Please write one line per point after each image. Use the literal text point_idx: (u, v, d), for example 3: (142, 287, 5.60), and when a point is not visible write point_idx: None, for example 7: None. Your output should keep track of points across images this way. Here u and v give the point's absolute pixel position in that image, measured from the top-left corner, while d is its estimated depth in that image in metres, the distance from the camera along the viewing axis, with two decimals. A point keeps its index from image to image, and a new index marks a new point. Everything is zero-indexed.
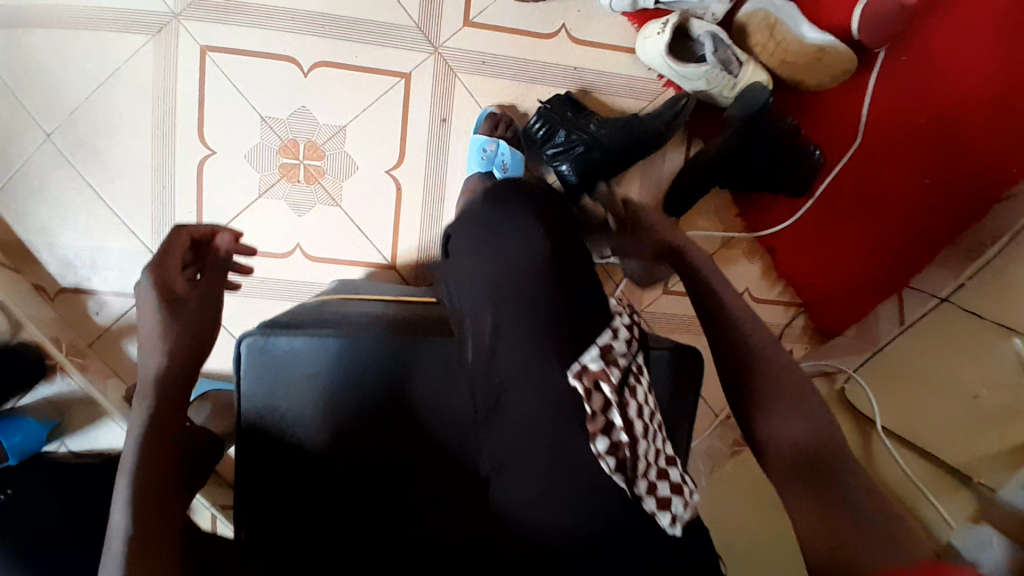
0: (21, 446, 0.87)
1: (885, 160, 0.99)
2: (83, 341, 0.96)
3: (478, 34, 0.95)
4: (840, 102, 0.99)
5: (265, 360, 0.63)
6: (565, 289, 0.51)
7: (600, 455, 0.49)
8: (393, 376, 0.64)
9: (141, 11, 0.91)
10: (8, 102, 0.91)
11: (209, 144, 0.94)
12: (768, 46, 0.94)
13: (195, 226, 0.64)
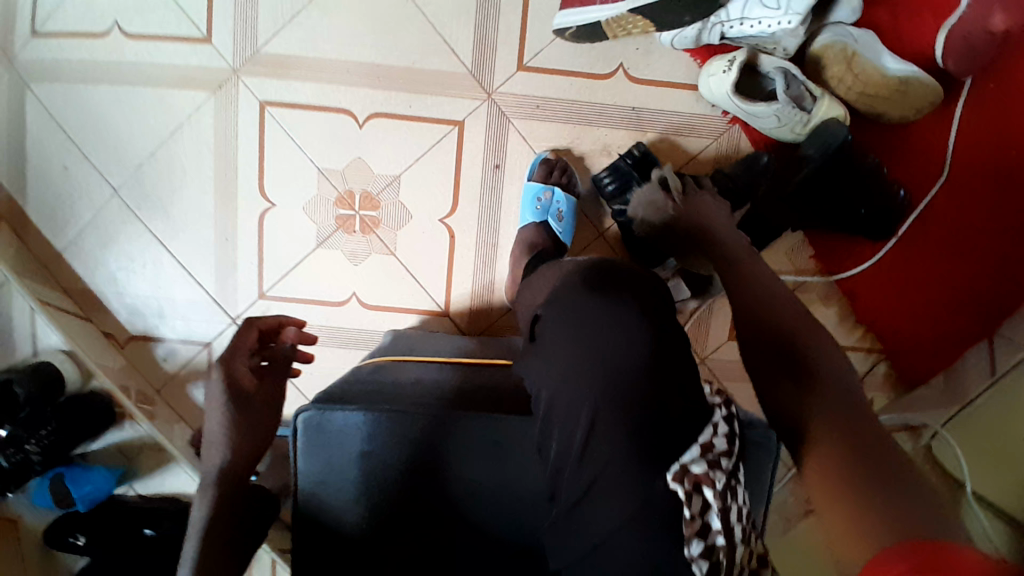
0: (88, 496, 0.89)
1: (975, 206, 0.90)
2: (152, 387, 0.98)
3: (532, 78, 0.93)
4: (924, 134, 0.90)
5: (322, 436, 0.63)
6: (670, 391, 0.48)
7: (694, 559, 0.44)
8: (452, 458, 0.63)
9: (203, 68, 0.93)
10: (78, 158, 0.95)
11: (269, 197, 0.96)
12: (844, 78, 0.85)
13: (264, 320, 0.73)
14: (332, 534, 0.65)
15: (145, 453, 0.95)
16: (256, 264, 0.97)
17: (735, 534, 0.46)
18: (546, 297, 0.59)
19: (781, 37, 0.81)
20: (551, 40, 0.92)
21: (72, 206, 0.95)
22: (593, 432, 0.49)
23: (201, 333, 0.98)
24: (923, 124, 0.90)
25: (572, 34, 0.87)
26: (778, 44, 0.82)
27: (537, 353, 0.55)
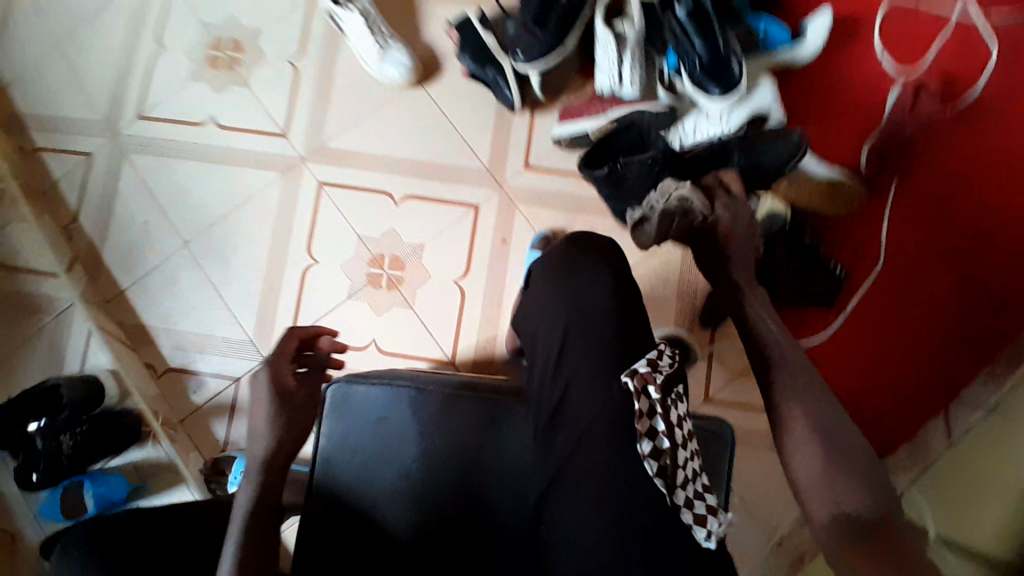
0: (102, 495, 0.96)
1: (900, 297, 1.10)
2: (176, 418, 1.05)
3: (536, 174, 1.17)
4: (858, 235, 1.12)
5: (347, 404, 0.76)
6: (632, 332, 0.66)
7: (645, 456, 0.59)
8: (457, 432, 0.74)
9: (276, 155, 1.16)
10: (158, 216, 1.14)
11: (312, 256, 1.13)
12: (784, 178, 1.07)
13: (306, 330, 0.84)
14: (346, 496, 0.74)
15: (159, 472, 1.02)
16: (292, 311, 1.11)
17: (680, 440, 0.60)
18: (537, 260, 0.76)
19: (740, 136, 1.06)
20: (551, 148, 1.17)
21: (142, 253, 1.13)
22: (565, 356, 0.66)
23: (232, 369, 1.07)
24: (856, 227, 1.12)
25: (566, 143, 1.11)
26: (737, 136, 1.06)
27: (526, 322, 0.73)
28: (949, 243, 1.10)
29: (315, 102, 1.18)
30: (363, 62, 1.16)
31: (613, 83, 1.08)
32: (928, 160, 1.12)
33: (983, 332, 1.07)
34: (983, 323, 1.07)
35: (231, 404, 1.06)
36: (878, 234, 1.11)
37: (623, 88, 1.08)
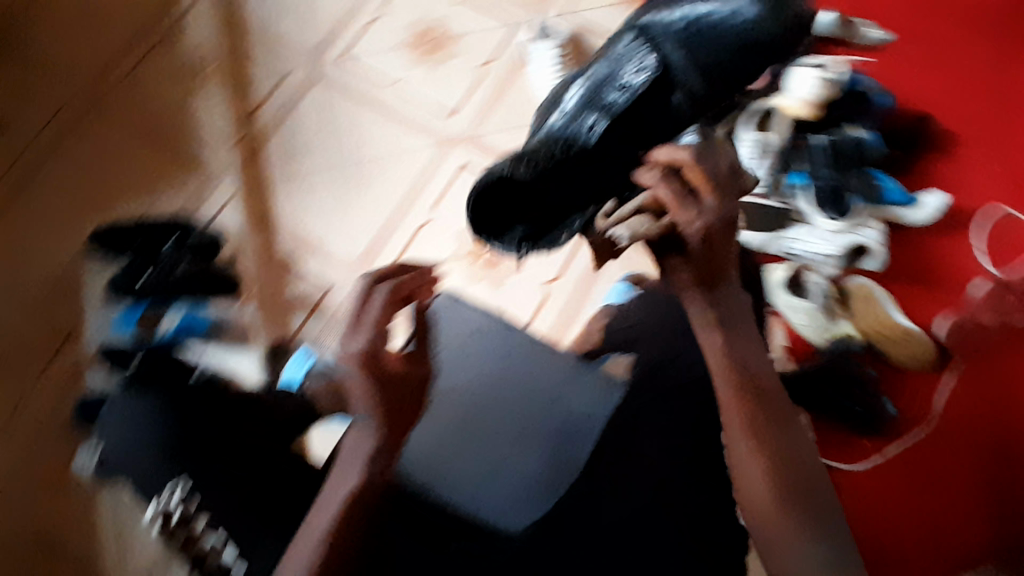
0: (185, 326, 1.06)
1: (930, 465, 1.11)
2: (266, 293, 1.19)
3: None
4: (916, 390, 1.15)
5: (456, 318, 0.91)
6: None
7: None
8: (543, 413, 0.83)
9: (438, 127, 1.31)
10: (324, 136, 1.30)
11: (432, 214, 1.25)
12: (866, 314, 1.15)
13: (405, 279, 0.70)
14: (446, 402, 0.82)
15: (231, 329, 1.15)
16: (396, 252, 1.22)
17: None
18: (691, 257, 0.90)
19: (681, 74, 0.89)
20: None
21: (296, 158, 1.28)
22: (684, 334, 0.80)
23: (331, 277, 1.20)
24: (915, 383, 1.16)
25: None
26: (684, 80, 0.90)
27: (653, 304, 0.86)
28: (998, 434, 1.11)
29: (484, 101, 1.33)
30: (539, 83, 1.33)
31: None
32: (1002, 351, 1.15)
33: (1010, 537, 1.04)
34: (1011, 525, 1.05)
35: (314, 304, 1.18)
36: (934, 397, 1.14)
37: None
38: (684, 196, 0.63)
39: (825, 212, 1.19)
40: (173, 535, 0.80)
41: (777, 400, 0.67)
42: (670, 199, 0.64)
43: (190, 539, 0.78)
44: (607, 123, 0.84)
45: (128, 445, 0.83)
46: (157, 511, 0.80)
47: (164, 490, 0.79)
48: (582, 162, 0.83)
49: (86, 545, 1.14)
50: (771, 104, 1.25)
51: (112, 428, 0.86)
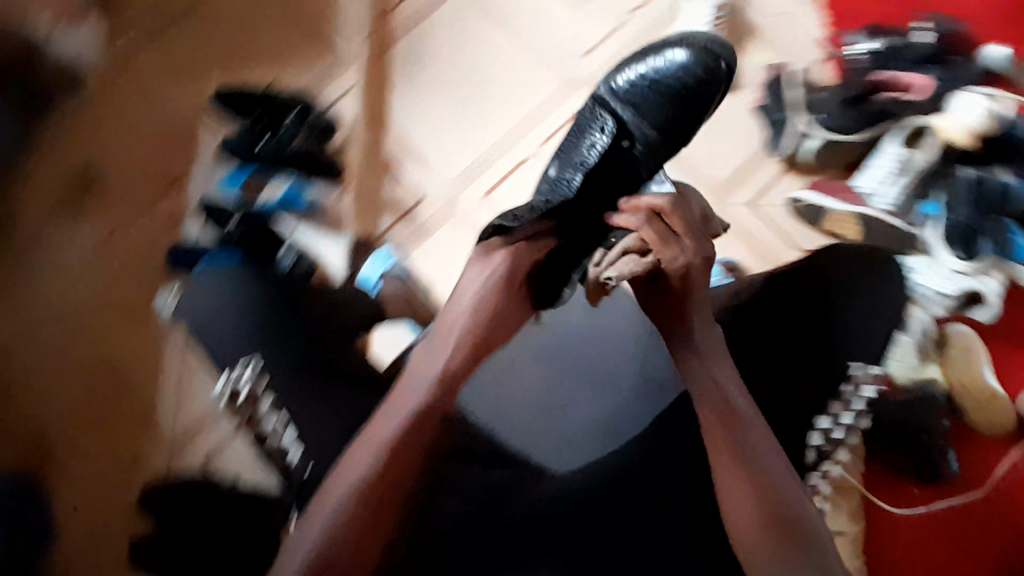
0: (287, 200, 1.14)
1: (969, 532, 1.07)
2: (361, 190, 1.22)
3: (756, 212, 1.23)
4: (978, 453, 1.10)
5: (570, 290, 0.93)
6: None
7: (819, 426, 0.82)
8: (596, 379, 0.86)
9: (568, 65, 1.27)
10: (453, 47, 1.28)
11: (540, 151, 1.22)
12: (963, 368, 1.07)
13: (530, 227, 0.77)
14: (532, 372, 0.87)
15: (322, 215, 1.19)
16: (495, 181, 1.21)
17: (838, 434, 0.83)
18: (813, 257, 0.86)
19: (633, 129, 0.83)
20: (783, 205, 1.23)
21: (421, 64, 1.28)
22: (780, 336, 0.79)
23: (425, 189, 1.22)
24: (978, 445, 1.10)
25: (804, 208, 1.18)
26: (637, 133, 0.84)
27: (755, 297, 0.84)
28: None
29: (622, 50, 1.28)
30: None
31: (873, 190, 1.15)
32: None
33: None
34: None
35: (406, 210, 1.21)
36: (994, 464, 1.09)
37: (873, 199, 1.15)
38: (667, 236, 0.74)
39: (951, 246, 1.12)
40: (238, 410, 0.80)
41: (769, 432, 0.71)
42: (653, 239, 0.74)
43: (257, 417, 0.79)
44: (586, 176, 0.79)
45: (213, 319, 0.82)
46: (228, 387, 0.79)
47: (236, 366, 0.78)
48: (570, 212, 0.79)
49: (151, 374, 1.28)
50: (928, 122, 1.16)
51: (193, 304, 0.84)
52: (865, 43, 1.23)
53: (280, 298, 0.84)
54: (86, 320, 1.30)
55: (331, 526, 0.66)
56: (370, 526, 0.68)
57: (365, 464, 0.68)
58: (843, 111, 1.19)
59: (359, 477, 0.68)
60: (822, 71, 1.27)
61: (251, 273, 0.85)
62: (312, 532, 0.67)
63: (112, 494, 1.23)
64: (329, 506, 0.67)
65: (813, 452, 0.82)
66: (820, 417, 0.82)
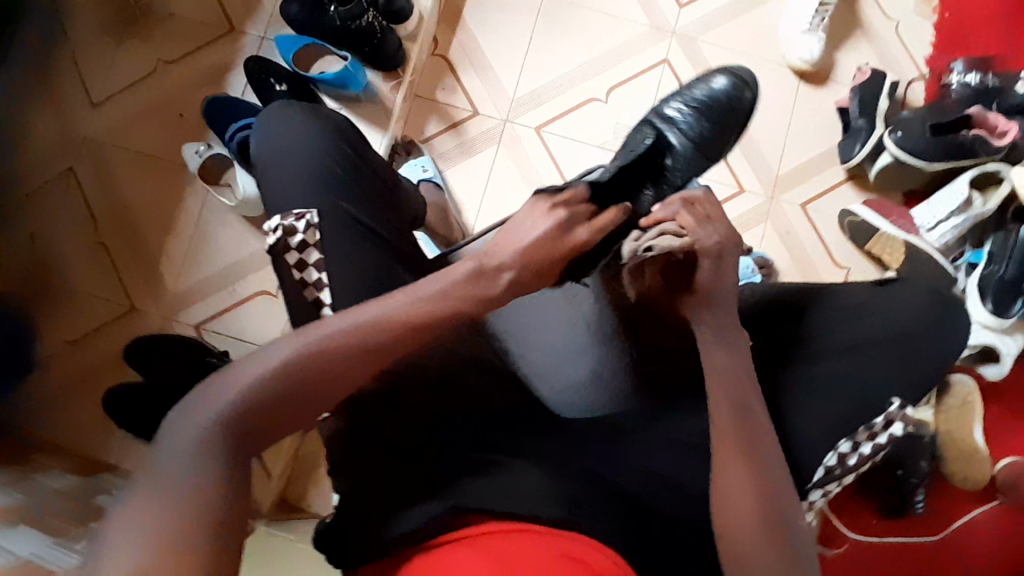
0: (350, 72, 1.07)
1: (915, 571, 1.09)
2: (417, 89, 1.19)
3: (803, 215, 1.20)
4: (943, 502, 1.11)
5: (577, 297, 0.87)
6: (832, 352, 0.76)
7: (837, 449, 0.73)
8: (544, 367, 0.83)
9: (659, 12, 1.22)
10: None
11: (607, 95, 1.19)
12: (956, 422, 1.08)
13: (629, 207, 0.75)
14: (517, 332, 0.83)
15: (369, 102, 1.14)
16: (554, 113, 1.18)
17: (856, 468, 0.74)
18: (871, 284, 0.82)
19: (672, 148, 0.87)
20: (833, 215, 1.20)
21: None
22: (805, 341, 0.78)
23: (483, 104, 1.19)
24: (948, 495, 1.11)
25: (855, 222, 1.15)
26: (673, 149, 0.87)
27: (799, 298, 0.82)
28: None
29: (717, 11, 1.23)
30: (782, 22, 1.22)
31: (928, 223, 1.14)
32: None
33: None
34: None
35: (456, 122, 1.18)
36: (956, 518, 1.10)
37: (927, 232, 1.15)
38: (701, 219, 0.73)
39: (983, 299, 1.08)
40: (280, 255, 0.71)
41: (764, 436, 0.65)
42: (690, 220, 0.73)
43: (298, 269, 0.71)
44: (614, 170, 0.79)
45: (284, 163, 0.76)
46: (280, 227, 0.71)
47: (293, 212, 0.72)
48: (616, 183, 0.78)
49: (167, 226, 1.28)
50: (1003, 169, 1.11)
51: (269, 136, 0.78)
52: (965, 74, 1.19)
53: (359, 166, 0.79)
54: (116, 155, 1.29)
55: (266, 386, 0.54)
56: (318, 398, 0.56)
57: (333, 332, 0.57)
58: (921, 133, 1.12)
59: (319, 351, 0.56)
60: (918, 90, 1.25)
61: (343, 132, 0.80)
62: (240, 380, 0.53)
63: (105, 331, 1.24)
64: (271, 366, 0.55)
65: (822, 468, 0.73)
66: (844, 439, 0.73)
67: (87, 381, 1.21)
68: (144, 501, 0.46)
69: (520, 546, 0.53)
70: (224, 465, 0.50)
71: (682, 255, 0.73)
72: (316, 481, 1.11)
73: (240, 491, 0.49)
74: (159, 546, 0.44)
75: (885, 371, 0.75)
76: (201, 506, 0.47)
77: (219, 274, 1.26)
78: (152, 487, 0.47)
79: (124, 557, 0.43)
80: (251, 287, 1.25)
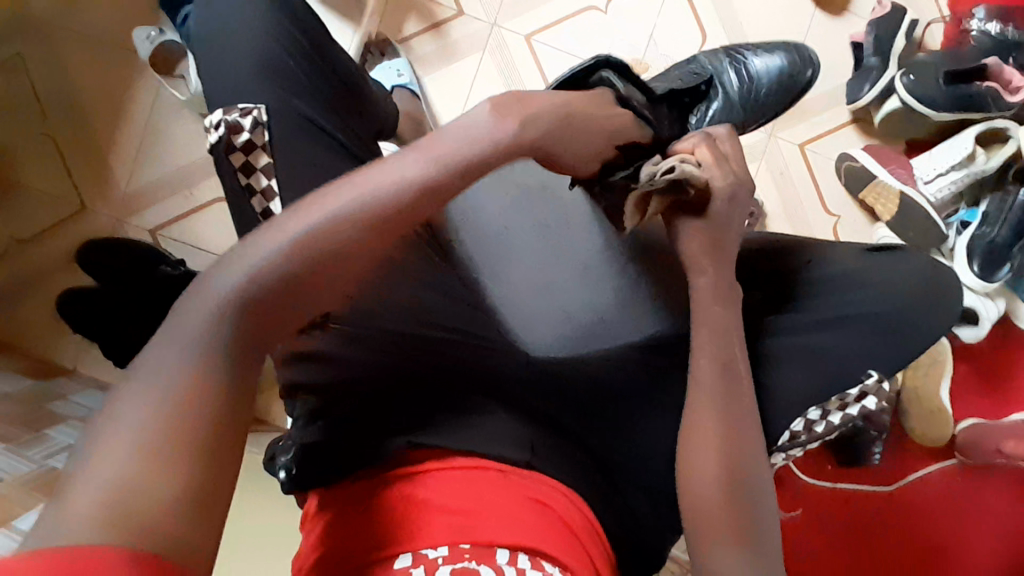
0: None
1: (866, 523, 1.10)
2: None
3: (801, 157, 1.14)
4: (901, 458, 1.11)
5: (550, 208, 0.82)
6: (814, 304, 0.73)
7: (805, 416, 0.70)
8: (539, 288, 0.77)
9: None
10: None
11: (605, 9, 1.10)
12: (923, 382, 1.07)
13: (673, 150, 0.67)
14: (494, 252, 0.78)
15: None
16: (545, 23, 1.09)
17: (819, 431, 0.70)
18: (869, 250, 0.76)
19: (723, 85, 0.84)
20: (830, 159, 1.14)
21: None
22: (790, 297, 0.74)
23: (468, 7, 1.09)
24: (907, 452, 1.12)
25: (854, 168, 1.10)
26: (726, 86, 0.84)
27: (785, 254, 0.77)
28: (939, 538, 1.09)
29: None
30: None
31: (929, 175, 1.08)
32: (997, 478, 1.10)
33: None
34: None
35: (437, 22, 1.08)
36: (911, 474, 1.11)
37: (925, 184, 1.08)
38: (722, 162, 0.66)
39: (970, 261, 1.04)
40: (222, 155, 0.63)
41: (738, 382, 0.61)
42: (707, 156, 0.66)
43: (241, 170, 0.62)
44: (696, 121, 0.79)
45: (234, 41, 0.67)
46: (221, 121, 0.63)
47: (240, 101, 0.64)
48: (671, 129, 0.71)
49: (119, 118, 1.17)
50: (1011, 128, 1.05)
51: (215, 14, 0.69)
52: (987, 22, 1.09)
53: (318, 52, 0.71)
54: (61, 35, 1.16)
55: (248, 289, 0.43)
56: (296, 312, 0.45)
57: (302, 235, 0.45)
58: (934, 83, 1.05)
59: (286, 252, 0.44)
60: (936, 35, 1.16)
61: (296, 10, 0.71)
62: (195, 314, 0.41)
63: (51, 230, 1.15)
64: (260, 256, 0.44)
65: (787, 434, 0.70)
66: (814, 406, 0.70)
67: (31, 283, 1.14)
68: (127, 395, 0.37)
69: (487, 486, 0.53)
70: (224, 346, 0.41)
71: (693, 194, 0.65)
72: (273, 398, 1.07)
73: (245, 365, 0.41)
74: (156, 438, 0.35)
75: (871, 343, 0.71)
76: (180, 427, 0.36)
77: (174, 175, 1.16)
78: (136, 379, 0.38)
79: (114, 455, 0.34)
80: (209, 191, 1.16)
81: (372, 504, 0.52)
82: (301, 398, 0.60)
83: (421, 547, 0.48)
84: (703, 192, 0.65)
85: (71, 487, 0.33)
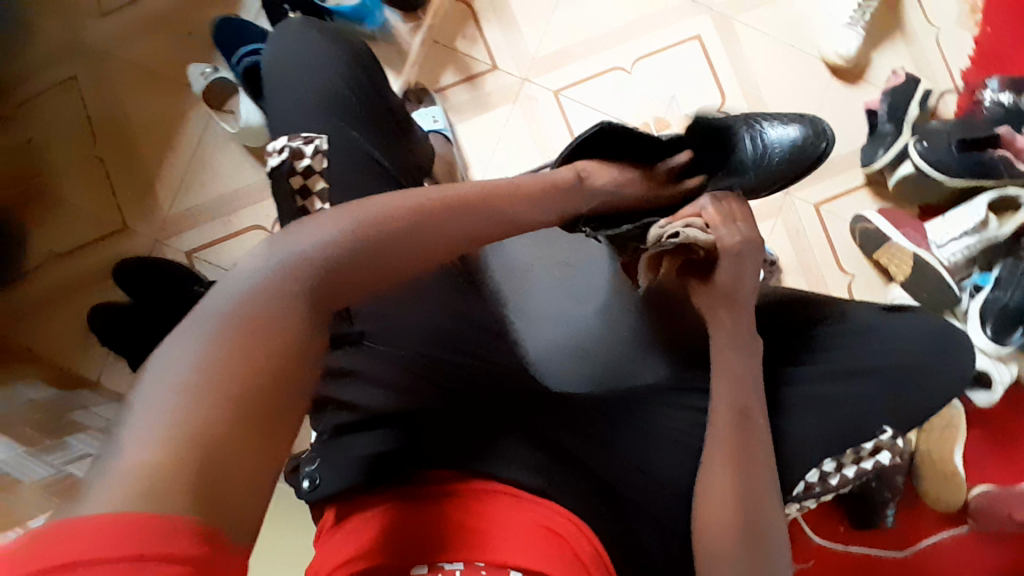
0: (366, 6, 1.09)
1: None
2: (435, 37, 1.16)
3: (816, 215, 1.18)
4: (914, 520, 1.10)
5: (577, 253, 0.87)
6: (826, 358, 0.75)
7: (819, 468, 0.72)
8: (562, 323, 0.79)
9: None
10: None
11: (631, 67, 1.16)
12: (937, 443, 1.07)
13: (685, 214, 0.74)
14: (521, 288, 0.81)
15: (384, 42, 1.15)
16: (574, 79, 1.15)
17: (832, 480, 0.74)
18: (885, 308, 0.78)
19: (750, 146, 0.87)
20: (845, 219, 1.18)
21: None
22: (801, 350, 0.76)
23: (503, 61, 1.16)
24: (920, 513, 1.10)
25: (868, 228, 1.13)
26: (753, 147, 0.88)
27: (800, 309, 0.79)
28: None
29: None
30: (818, 16, 1.19)
31: (943, 240, 1.11)
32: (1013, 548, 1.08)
33: None
34: None
35: (472, 75, 1.15)
36: (924, 538, 1.10)
37: (937, 248, 1.11)
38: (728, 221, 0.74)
39: (983, 325, 1.06)
40: (281, 178, 0.66)
41: (752, 432, 0.63)
42: (714, 218, 0.74)
43: (301, 196, 0.66)
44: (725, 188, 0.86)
45: (292, 83, 0.73)
46: (285, 148, 0.67)
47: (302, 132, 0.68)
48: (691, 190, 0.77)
49: (167, 147, 1.24)
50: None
51: (278, 60, 0.75)
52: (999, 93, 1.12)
53: (369, 94, 0.76)
54: (121, 69, 1.25)
55: (288, 277, 0.46)
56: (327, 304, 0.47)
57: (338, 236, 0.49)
58: (946, 147, 1.09)
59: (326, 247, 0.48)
60: (950, 104, 1.20)
61: (355, 54, 0.77)
62: (234, 296, 0.43)
63: (93, 247, 1.21)
64: (301, 245, 0.48)
65: (801, 484, 0.71)
66: (829, 459, 0.72)
67: (69, 296, 1.19)
68: (171, 385, 0.38)
69: (500, 509, 0.55)
70: (267, 345, 0.42)
71: (702, 253, 0.72)
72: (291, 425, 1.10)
73: (290, 365, 0.42)
74: (202, 420, 0.37)
75: (882, 398, 0.72)
76: (216, 414, 0.38)
77: (214, 203, 1.22)
78: (181, 368, 0.39)
79: (160, 428, 0.36)
80: (245, 219, 1.22)
81: (392, 515, 0.55)
82: (332, 411, 0.63)
83: (441, 560, 0.51)
84: (712, 251, 0.72)
85: (120, 452, 0.35)
